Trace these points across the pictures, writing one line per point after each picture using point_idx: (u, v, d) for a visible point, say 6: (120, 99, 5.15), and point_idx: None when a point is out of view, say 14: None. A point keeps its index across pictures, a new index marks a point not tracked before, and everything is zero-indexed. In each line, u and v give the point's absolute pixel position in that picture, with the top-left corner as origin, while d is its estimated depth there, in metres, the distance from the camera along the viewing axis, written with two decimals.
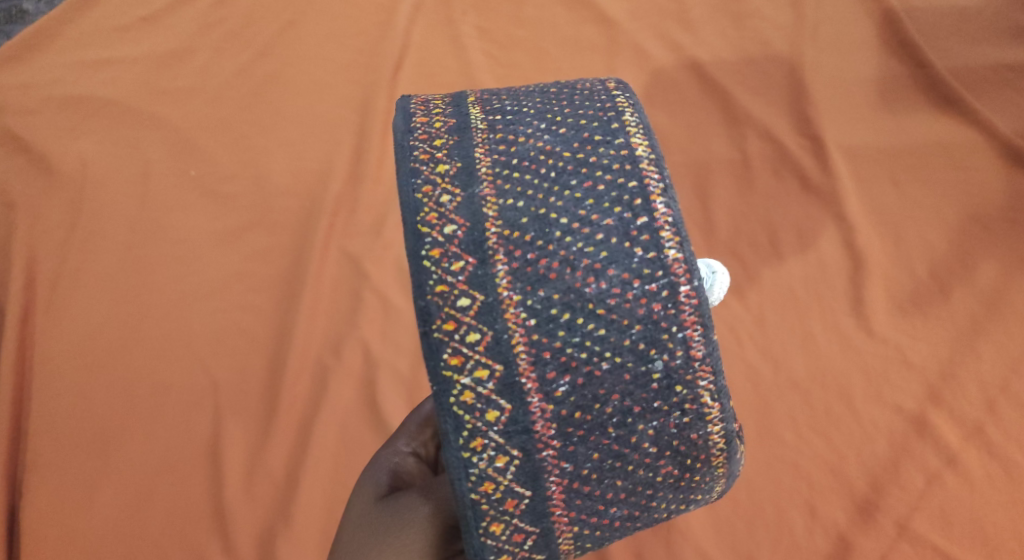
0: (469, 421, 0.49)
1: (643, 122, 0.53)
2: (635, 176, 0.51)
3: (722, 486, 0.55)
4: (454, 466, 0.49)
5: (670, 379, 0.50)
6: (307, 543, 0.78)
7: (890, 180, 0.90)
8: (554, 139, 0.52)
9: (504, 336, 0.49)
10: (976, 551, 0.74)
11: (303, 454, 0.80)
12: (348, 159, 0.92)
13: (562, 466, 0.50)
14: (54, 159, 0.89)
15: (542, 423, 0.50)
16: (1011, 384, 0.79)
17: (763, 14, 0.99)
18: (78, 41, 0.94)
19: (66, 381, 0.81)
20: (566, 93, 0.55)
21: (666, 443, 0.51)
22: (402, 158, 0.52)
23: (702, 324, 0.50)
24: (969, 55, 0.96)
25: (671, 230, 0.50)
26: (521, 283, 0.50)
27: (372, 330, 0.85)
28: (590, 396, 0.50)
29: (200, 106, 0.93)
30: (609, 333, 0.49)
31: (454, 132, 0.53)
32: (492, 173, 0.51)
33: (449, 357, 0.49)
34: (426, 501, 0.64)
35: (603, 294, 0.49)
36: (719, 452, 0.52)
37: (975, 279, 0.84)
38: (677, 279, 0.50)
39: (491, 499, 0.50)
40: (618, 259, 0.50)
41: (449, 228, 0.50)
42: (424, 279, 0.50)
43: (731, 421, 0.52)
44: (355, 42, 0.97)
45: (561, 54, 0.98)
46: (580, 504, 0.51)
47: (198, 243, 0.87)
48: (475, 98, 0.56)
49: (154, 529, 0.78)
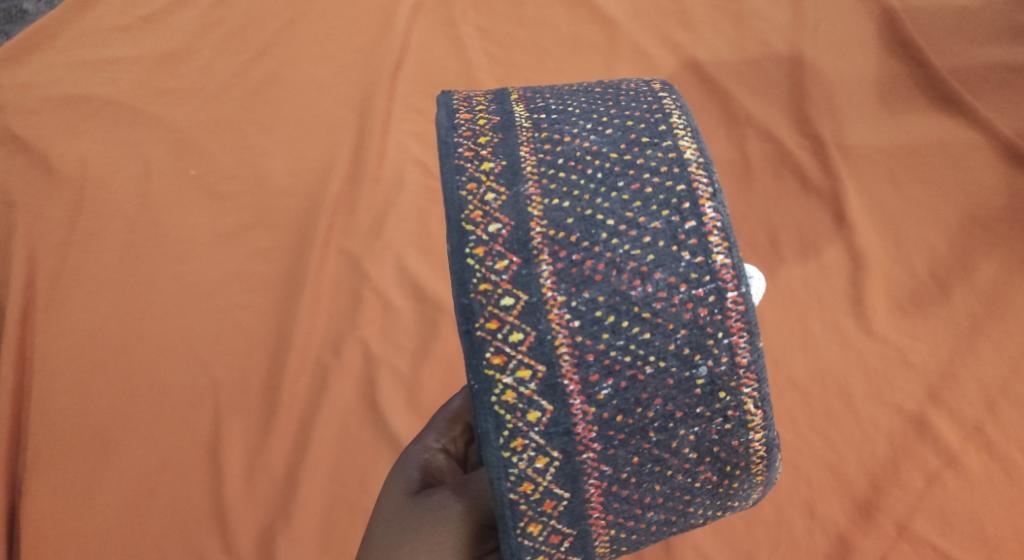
0: (510, 421, 0.49)
1: (690, 125, 0.53)
2: (684, 179, 0.51)
3: (759, 493, 0.55)
4: (494, 465, 0.49)
5: (714, 385, 0.50)
6: (307, 543, 0.78)
7: (890, 180, 0.90)
8: (600, 139, 0.52)
9: (547, 337, 0.49)
10: (976, 551, 0.74)
11: (303, 454, 0.80)
12: (347, 159, 0.92)
13: (601, 469, 0.50)
14: (54, 159, 0.89)
15: (583, 425, 0.50)
16: (1012, 384, 0.79)
17: (763, 15, 0.99)
18: (79, 41, 0.95)
19: (67, 380, 0.81)
20: (612, 93, 0.55)
21: (706, 449, 0.52)
22: (446, 154, 0.52)
23: (749, 331, 0.50)
24: (969, 55, 0.96)
25: (720, 235, 0.50)
26: (566, 284, 0.49)
27: (372, 329, 0.85)
28: (633, 400, 0.50)
29: (200, 106, 0.93)
30: (654, 337, 0.49)
31: (498, 130, 0.53)
32: (538, 172, 0.51)
33: (491, 356, 0.49)
34: (459, 499, 0.63)
35: (649, 297, 0.49)
36: (758, 460, 0.53)
37: (976, 279, 0.84)
38: (725, 285, 0.50)
39: (530, 499, 0.50)
40: (665, 262, 0.49)
41: (494, 227, 0.50)
42: (467, 277, 0.49)
43: (772, 429, 0.53)
44: (355, 42, 0.97)
45: (561, 54, 0.98)
46: (618, 507, 0.51)
47: (198, 243, 0.87)
48: (518, 96, 0.56)
49: (154, 529, 0.78)
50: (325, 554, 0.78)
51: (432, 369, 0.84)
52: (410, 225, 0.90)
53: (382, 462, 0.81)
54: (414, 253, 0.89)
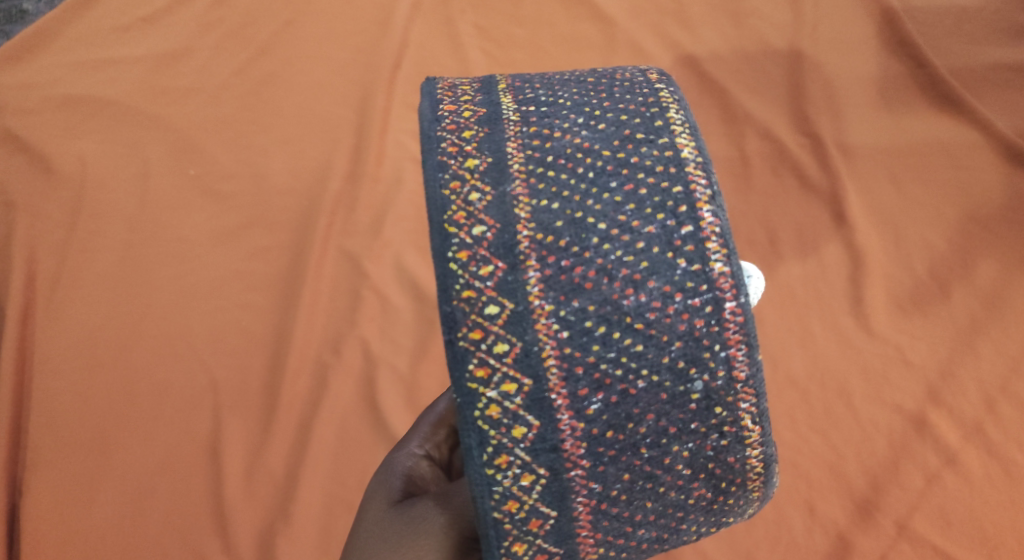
0: (494, 436, 0.49)
1: (688, 121, 0.53)
2: (680, 180, 0.51)
3: (755, 508, 0.55)
4: (478, 483, 0.49)
5: (710, 399, 0.50)
6: (306, 542, 0.78)
7: (889, 179, 0.90)
8: (592, 135, 0.52)
9: (534, 349, 0.49)
10: (976, 551, 0.74)
11: (302, 453, 0.80)
12: (347, 158, 0.92)
13: (590, 486, 0.50)
14: (54, 159, 0.89)
15: (571, 441, 0.50)
16: (1011, 383, 0.79)
17: (762, 14, 0.99)
18: (79, 41, 0.95)
19: (66, 380, 0.81)
20: (606, 83, 0.55)
21: (701, 465, 0.52)
22: (429, 149, 0.52)
23: (747, 343, 0.50)
24: (968, 54, 0.96)
25: (718, 241, 0.50)
26: (555, 292, 0.49)
27: (372, 329, 0.85)
28: (624, 415, 0.50)
29: (199, 106, 0.93)
30: (647, 349, 0.49)
31: (484, 124, 0.53)
32: (525, 170, 0.51)
33: (474, 368, 0.49)
34: (442, 511, 0.63)
35: (642, 307, 0.49)
36: (755, 477, 0.53)
37: (975, 279, 0.84)
38: (722, 294, 0.50)
39: (515, 518, 0.50)
40: (660, 270, 0.49)
41: (479, 229, 0.50)
42: (450, 283, 0.49)
43: (769, 445, 0.53)
44: (353, 42, 0.98)
45: (560, 53, 0.98)
46: (608, 525, 0.51)
47: (197, 242, 0.87)
48: (507, 86, 0.56)
49: (154, 528, 0.78)
50: (324, 553, 0.78)
51: (431, 368, 0.84)
52: (409, 225, 0.90)
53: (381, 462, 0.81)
54: (414, 253, 0.89)
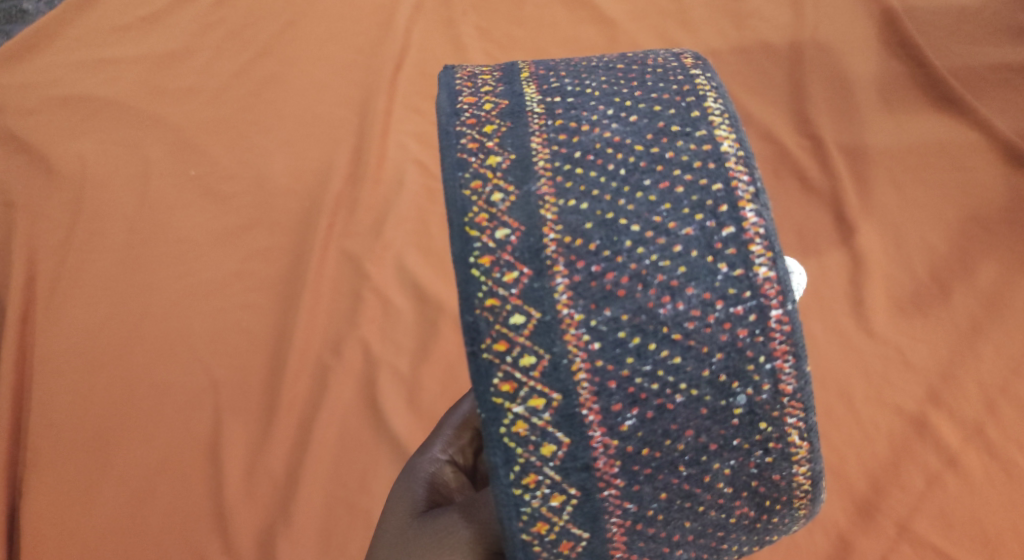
0: (522, 453, 0.48)
1: (727, 111, 0.51)
2: (720, 177, 0.49)
3: (799, 526, 0.54)
4: (505, 504, 0.48)
5: (754, 414, 0.49)
6: (307, 544, 0.77)
7: (891, 181, 0.90)
8: (623, 129, 0.50)
9: (563, 361, 0.48)
10: (976, 552, 0.74)
11: (303, 454, 0.80)
12: (348, 158, 0.92)
13: (625, 506, 0.49)
14: (54, 159, 0.89)
15: (604, 459, 0.48)
16: (1012, 385, 0.79)
17: (763, 15, 0.99)
18: (79, 41, 0.95)
19: (67, 381, 0.81)
20: (636, 70, 0.53)
21: (743, 483, 0.51)
22: (448, 146, 0.51)
23: (794, 354, 0.48)
24: (969, 55, 0.96)
25: (762, 243, 0.48)
26: (584, 301, 0.48)
27: (372, 330, 0.85)
28: (661, 431, 0.48)
29: (200, 106, 0.93)
30: (685, 361, 0.48)
31: (507, 117, 0.51)
32: (551, 168, 0.49)
33: (500, 382, 0.48)
34: (468, 524, 0.62)
35: (679, 316, 0.48)
36: (801, 494, 0.52)
37: (976, 280, 0.84)
38: (768, 302, 0.48)
39: (545, 540, 0.49)
40: (699, 276, 0.48)
41: (503, 233, 0.48)
42: (472, 291, 0.48)
43: (817, 462, 0.51)
44: (355, 43, 0.98)
45: (561, 53, 0.98)
46: (643, 546, 0.50)
47: (198, 242, 0.87)
48: (530, 75, 0.54)
49: (154, 529, 0.78)
50: (325, 555, 0.78)
51: (432, 369, 0.84)
52: (410, 226, 0.90)
53: (383, 463, 0.81)
54: (414, 253, 0.89)
